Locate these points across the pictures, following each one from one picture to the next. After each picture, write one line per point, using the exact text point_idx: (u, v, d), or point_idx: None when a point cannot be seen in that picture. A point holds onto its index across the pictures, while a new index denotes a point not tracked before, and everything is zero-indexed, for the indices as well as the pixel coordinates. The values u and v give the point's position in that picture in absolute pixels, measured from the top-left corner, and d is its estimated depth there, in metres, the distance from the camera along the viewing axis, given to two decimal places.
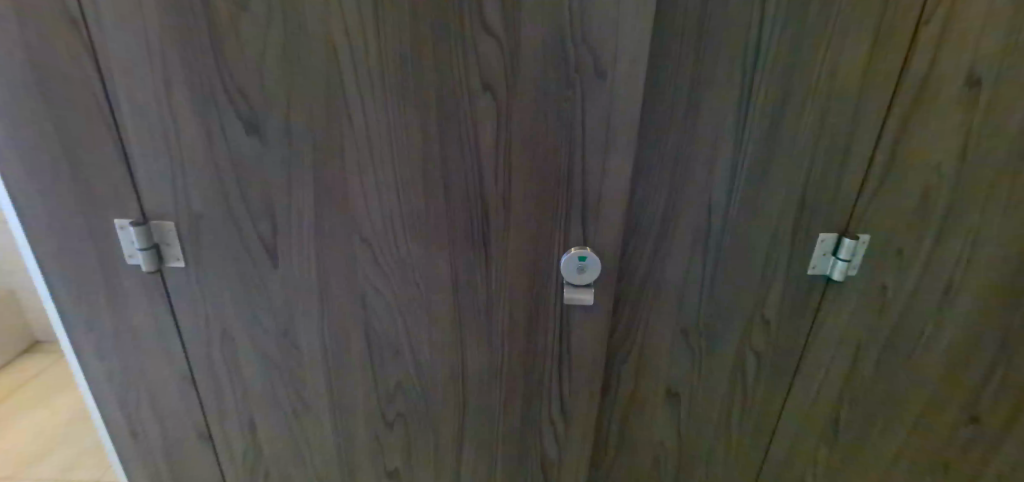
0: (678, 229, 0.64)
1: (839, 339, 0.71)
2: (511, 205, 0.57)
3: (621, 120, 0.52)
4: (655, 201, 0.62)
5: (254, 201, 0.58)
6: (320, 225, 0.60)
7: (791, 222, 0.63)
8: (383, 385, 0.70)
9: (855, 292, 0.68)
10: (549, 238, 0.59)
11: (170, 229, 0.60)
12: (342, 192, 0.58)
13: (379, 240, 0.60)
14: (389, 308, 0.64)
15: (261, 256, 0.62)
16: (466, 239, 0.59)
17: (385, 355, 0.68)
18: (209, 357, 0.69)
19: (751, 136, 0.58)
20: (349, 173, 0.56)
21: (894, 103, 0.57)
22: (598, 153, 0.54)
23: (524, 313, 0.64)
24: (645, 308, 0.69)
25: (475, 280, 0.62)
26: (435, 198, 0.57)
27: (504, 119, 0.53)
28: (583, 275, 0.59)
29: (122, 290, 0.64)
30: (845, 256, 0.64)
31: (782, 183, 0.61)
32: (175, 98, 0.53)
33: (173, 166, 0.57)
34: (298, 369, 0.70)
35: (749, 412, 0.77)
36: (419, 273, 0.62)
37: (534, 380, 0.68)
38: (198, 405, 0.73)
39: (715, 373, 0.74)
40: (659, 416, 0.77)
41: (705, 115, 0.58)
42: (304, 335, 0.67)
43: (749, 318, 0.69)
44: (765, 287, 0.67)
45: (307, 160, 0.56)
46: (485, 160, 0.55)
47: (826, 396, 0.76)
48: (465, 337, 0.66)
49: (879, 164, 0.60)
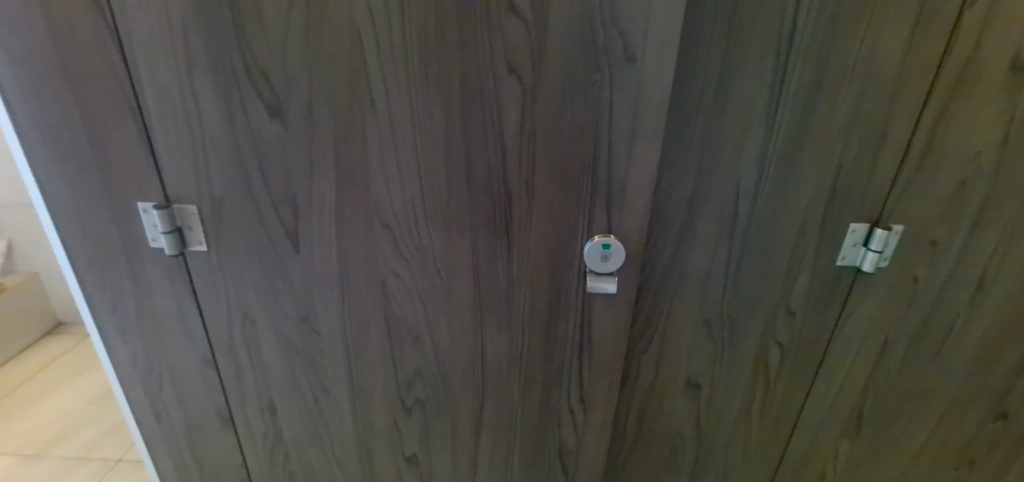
0: (704, 217, 0.62)
1: (866, 331, 0.70)
2: (534, 192, 0.56)
3: (650, 105, 0.51)
4: (680, 189, 0.61)
5: (276, 186, 0.58)
6: (341, 211, 0.59)
7: (821, 212, 0.61)
8: (402, 371, 0.70)
9: (885, 284, 0.66)
10: (572, 226, 0.58)
11: (193, 213, 0.60)
12: (364, 178, 0.57)
13: (400, 226, 0.60)
14: (409, 295, 0.64)
15: (282, 241, 0.62)
16: (487, 226, 0.59)
17: (404, 341, 0.68)
18: (230, 342, 0.70)
19: (781, 122, 0.57)
20: (372, 158, 0.56)
21: (932, 88, 0.54)
22: (624, 138, 0.52)
23: (545, 301, 0.63)
24: (667, 297, 0.68)
25: (496, 268, 0.61)
26: (457, 183, 0.57)
27: (529, 103, 0.52)
28: (606, 263, 0.58)
29: (145, 273, 0.65)
30: (876, 247, 0.62)
31: (813, 171, 0.59)
32: (197, 82, 0.53)
33: (195, 150, 0.57)
34: (318, 355, 0.70)
35: (770, 404, 0.76)
36: (440, 259, 0.61)
37: (554, 368, 0.68)
38: (220, 388, 0.74)
39: (736, 364, 0.73)
40: (679, 407, 0.77)
41: (734, 100, 0.56)
42: (324, 321, 0.67)
43: (774, 309, 0.68)
44: (791, 277, 0.66)
45: (329, 145, 0.56)
46: (509, 146, 0.54)
47: (849, 390, 0.75)
48: (485, 325, 0.65)
49: (915, 152, 0.58)
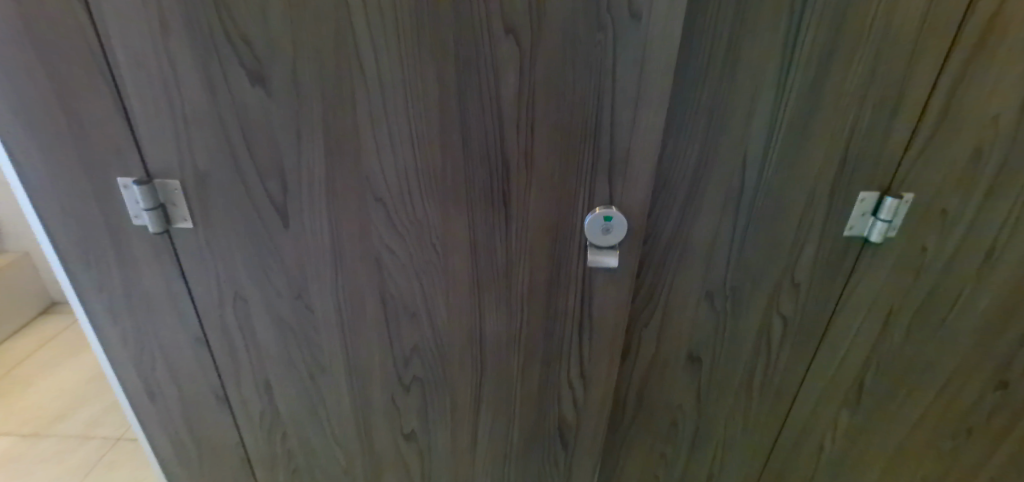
0: (709, 188, 0.60)
1: (871, 303, 0.69)
2: (533, 162, 0.54)
3: (656, 67, 0.48)
4: (685, 158, 0.59)
5: (263, 158, 0.56)
6: (332, 184, 0.57)
7: (830, 180, 0.59)
8: (399, 348, 0.69)
9: (892, 255, 0.64)
10: (573, 197, 0.56)
11: (176, 189, 0.58)
12: (354, 148, 0.54)
13: (393, 199, 0.57)
14: (404, 271, 0.62)
15: (271, 217, 0.59)
16: (485, 198, 0.56)
17: (401, 319, 0.66)
18: (223, 321, 0.68)
19: (793, 86, 0.54)
20: (362, 127, 0.53)
21: (954, 48, 0.52)
22: (629, 104, 0.50)
23: (544, 276, 0.61)
24: (670, 271, 0.66)
25: (495, 242, 0.59)
26: (453, 153, 0.54)
27: (528, 67, 0.49)
28: (608, 236, 0.56)
29: (130, 251, 0.62)
30: (886, 217, 0.60)
31: (824, 138, 0.57)
32: (173, 46, 0.49)
33: (175, 121, 0.53)
34: (313, 334, 0.69)
35: (772, 377, 0.75)
36: (436, 233, 0.59)
37: (554, 344, 0.67)
38: (215, 368, 0.73)
39: (739, 337, 0.72)
40: (679, 380, 0.76)
41: (745, 62, 0.53)
42: (318, 299, 0.65)
43: (778, 282, 0.67)
44: (797, 249, 0.64)
45: (317, 114, 0.53)
46: (507, 114, 0.51)
47: (851, 362, 0.74)
48: (483, 301, 0.64)
49: (931, 117, 0.55)
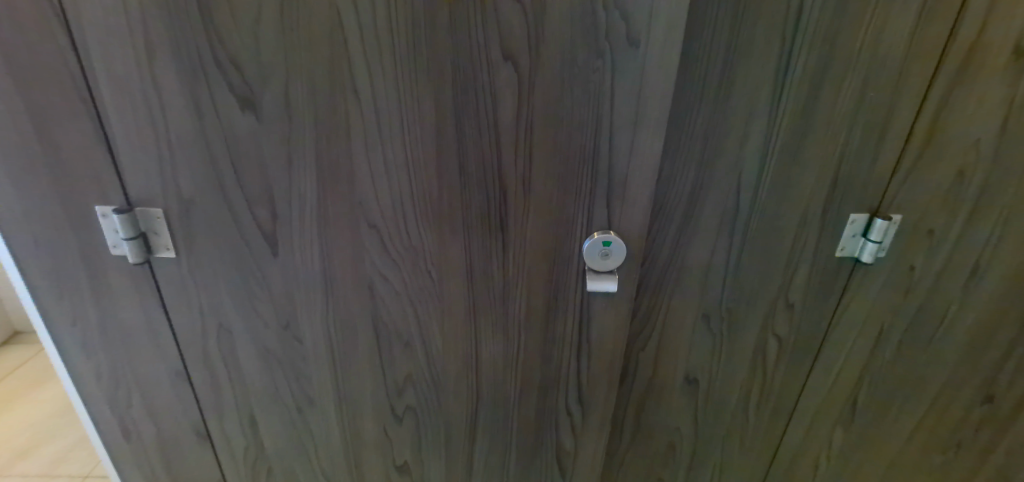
0: (705, 209, 0.60)
1: (863, 320, 0.69)
2: (531, 186, 0.53)
3: (654, 93, 0.48)
4: (681, 181, 0.59)
5: (251, 185, 0.54)
6: (324, 210, 0.55)
7: (821, 202, 0.60)
8: (392, 379, 0.67)
9: (883, 274, 0.65)
10: (571, 222, 0.55)
11: (158, 217, 0.55)
12: (348, 175, 0.53)
13: (388, 225, 0.56)
14: (398, 298, 0.61)
15: (259, 245, 0.57)
16: (482, 222, 0.55)
17: (394, 347, 0.64)
18: (205, 353, 0.65)
19: (785, 110, 0.55)
20: (356, 154, 0.52)
21: (937, 73, 0.53)
22: (627, 129, 0.50)
23: (543, 301, 0.60)
24: (666, 293, 0.66)
25: (491, 267, 0.58)
26: (450, 178, 0.53)
27: (526, 93, 0.48)
28: (606, 261, 0.56)
29: (108, 282, 0.59)
30: (876, 237, 0.61)
31: (815, 160, 0.58)
32: (160, 71, 0.48)
33: (160, 146, 0.51)
34: (301, 364, 0.66)
35: (767, 397, 0.75)
36: (432, 260, 0.58)
37: (552, 369, 0.66)
38: (195, 403, 0.69)
39: (735, 358, 0.72)
40: (676, 403, 0.75)
41: (739, 88, 0.54)
42: (307, 328, 0.63)
43: (773, 302, 0.67)
44: (790, 269, 0.65)
45: (309, 140, 0.51)
46: (504, 139, 0.51)
47: (845, 379, 0.75)
48: (479, 327, 0.62)
49: (917, 140, 0.57)
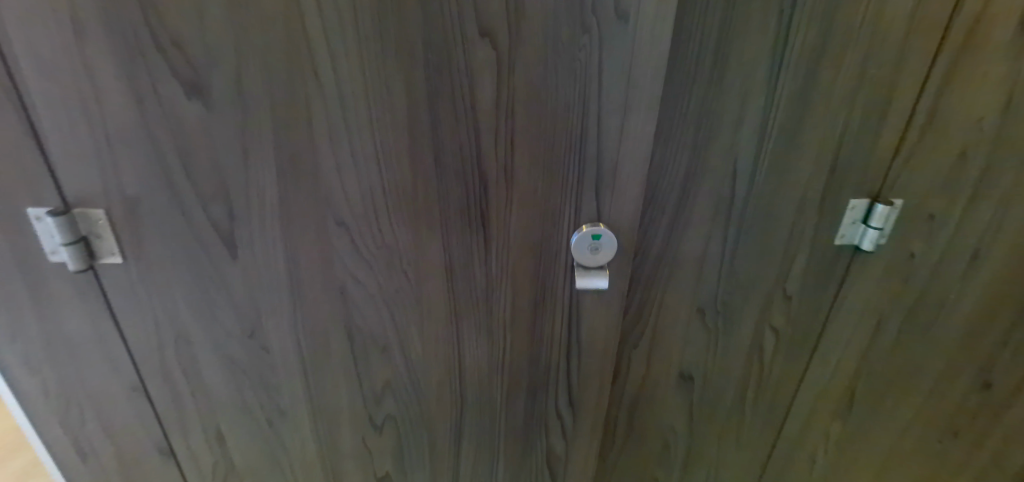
0: (699, 199, 0.57)
1: (861, 311, 0.67)
2: (513, 176, 0.49)
3: (645, 72, 0.44)
4: (674, 169, 0.55)
5: (204, 181, 0.48)
6: (286, 208, 0.50)
7: (820, 188, 0.57)
8: (369, 387, 0.62)
9: (882, 262, 0.63)
10: (557, 215, 0.51)
11: (100, 219, 0.50)
12: (311, 168, 0.48)
13: (358, 223, 0.51)
14: (373, 302, 0.56)
15: (217, 248, 0.52)
16: (461, 217, 0.51)
17: (371, 353, 0.60)
18: (163, 366, 0.59)
19: (783, 91, 0.51)
20: (320, 144, 0.47)
21: (940, 50, 0.51)
22: (616, 113, 0.46)
23: (529, 300, 0.57)
24: (659, 288, 0.62)
25: (473, 265, 0.54)
26: (424, 170, 0.49)
27: (506, 74, 0.44)
28: (596, 255, 0.52)
29: (48, 292, 0.54)
30: (876, 224, 0.59)
31: (814, 144, 0.55)
32: (91, 54, 0.42)
33: (97, 139, 0.46)
34: (270, 375, 0.61)
35: (764, 391, 0.73)
36: (408, 258, 0.53)
37: (541, 372, 0.62)
38: (155, 419, 0.64)
39: (731, 353, 0.69)
40: (671, 401, 0.72)
41: (735, 67, 0.50)
42: (274, 336, 0.58)
43: (769, 294, 0.64)
44: (788, 259, 0.62)
45: (266, 130, 0.46)
46: (483, 125, 0.47)
47: (843, 371, 0.72)
48: (462, 329, 0.58)
49: (919, 120, 0.54)
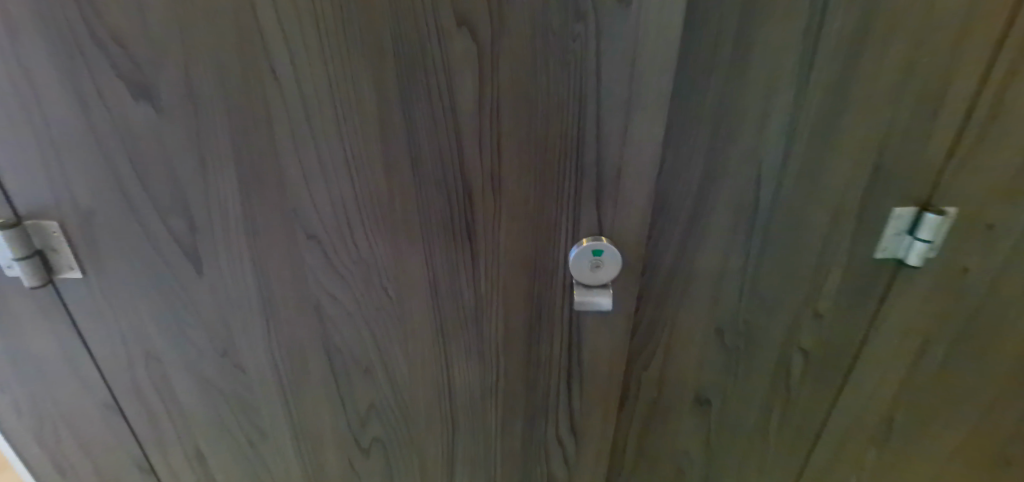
0: (717, 207, 0.50)
1: (904, 331, 0.59)
2: (501, 185, 0.43)
3: (652, 64, 0.37)
4: (689, 174, 0.48)
5: (160, 191, 0.44)
6: (251, 220, 0.45)
7: (859, 195, 0.50)
8: (353, 409, 0.57)
9: (929, 277, 0.55)
10: (552, 227, 0.45)
11: (54, 232, 0.46)
12: (276, 176, 0.43)
13: (331, 236, 0.46)
14: (352, 321, 0.51)
15: (180, 262, 0.48)
16: (444, 230, 0.46)
17: (353, 375, 0.55)
18: (135, 385, 0.56)
19: (818, 83, 0.44)
20: (284, 150, 0.42)
21: (1011, 31, 0.42)
22: (618, 112, 0.40)
23: (523, 320, 0.51)
24: (671, 306, 0.56)
25: (460, 282, 0.48)
26: (401, 177, 0.43)
27: (488, 69, 0.38)
28: (598, 272, 0.46)
29: (10, 307, 0.50)
30: (925, 235, 0.51)
31: (853, 145, 0.47)
32: (25, 52, 0.38)
33: (43, 146, 0.42)
34: (247, 395, 0.57)
35: (791, 416, 0.65)
36: (388, 276, 0.48)
37: (538, 397, 0.56)
38: (133, 437, 0.60)
39: (753, 375, 0.62)
40: (686, 426, 0.66)
41: (760, 56, 0.42)
42: (248, 356, 0.53)
43: (797, 312, 0.57)
44: (820, 274, 0.54)
45: (223, 135, 0.41)
46: (464, 127, 0.41)
47: (880, 396, 0.65)
48: (450, 351, 0.53)
49: (980, 115, 0.46)
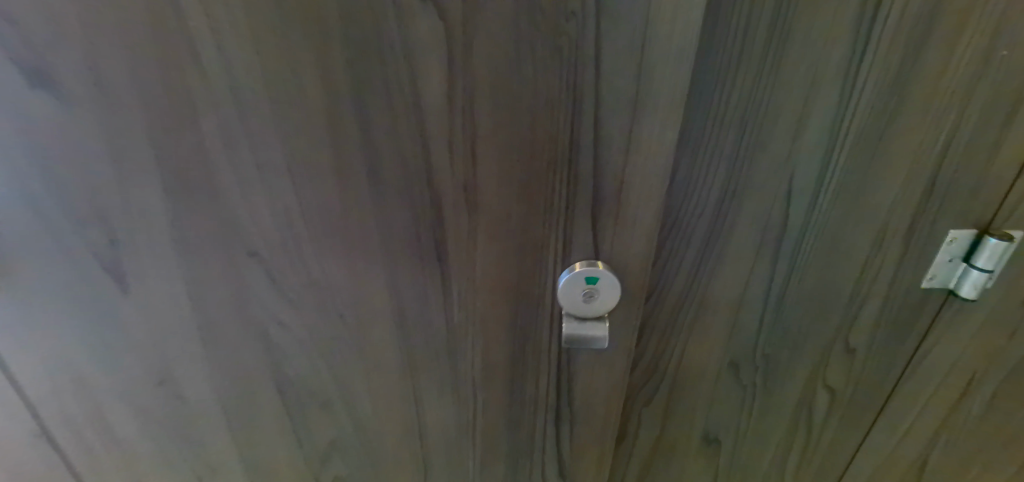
0: (737, 226, 0.42)
1: (947, 371, 0.51)
2: (478, 199, 0.36)
3: (668, 55, 0.30)
4: (705, 189, 0.40)
5: (71, 198, 0.37)
6: (180, 232, 0.38)
7: (908, 215, 0.42)
8: (312, 444, 0.50)
9: (982, 311, 0.47)
10: (539, 249, 0.38)
11: None
12: (206, 183, 0.36)
13: (276, 254, 0.39)
14: (306, 350, 0.44)
15: (103, 280, 0.41)
16: (410, 250, 0.38)
17: (309, 408, 0.48)
18: (64, 412, 0.49)
19: (868, 81, 0.36)
20: (214, 153, 0.34)
21: None
22: (621, 114, 0.32)
23: (505, 354, 0.43)
24: (679, 337, 0.48)
25: (430, 309, 0.41)
26: (356, 187, 0.36)
27: (461, 57, 0.30)
28: (592, 303, 0.39)
29: None
30: (984, 264, 0.43)
31: (905, 156, 0.39)
32: None
33: None
34: (190, 426, 0.50)
35: (811, 458, 0.58)
36: (346, 300, 0.41)
37: (523, 437, 0.49)
38: (66, 467, 0.54)
39: (770, 414, 0.54)
40: (691, 466, 0.58)
41: (801, 48, 0.34)
42: (188, 385, 0.46)
43: (826, 347, 0.49)
44: (855, 305, 0.47)
45: (140, 133, 0.34)
46: (431, 128, 0.33)
47: (915, 439, 0.57)
48: (421, 385, 0.46)
49: None
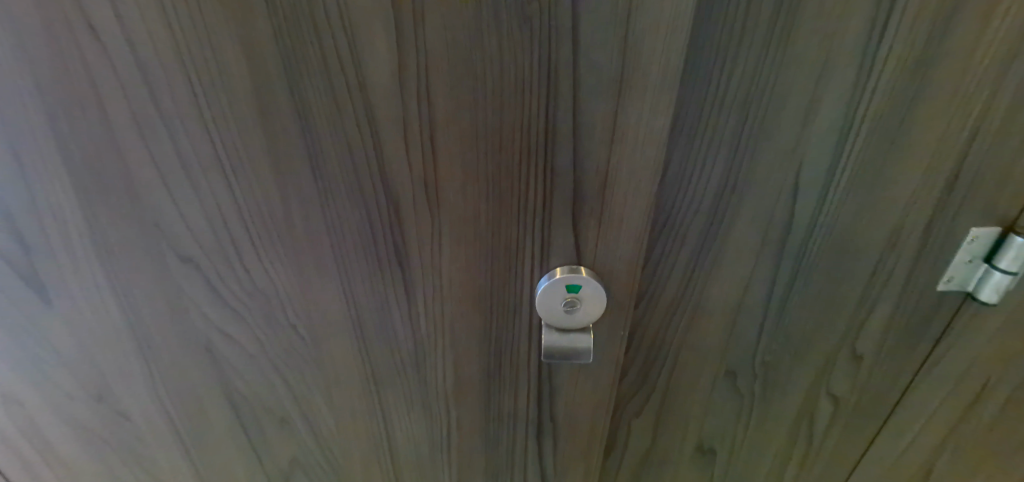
0: (736, 225, 0.38)
1: (958, 377, 0.48)
2: (440, 197, 0.31)
3: (658, 30, 0.25)
4: (701, 185, 0.36)
5: None
6: (103, 237, 0.33)
7: (927, 212, 0.38)
8: (272, 461, 0.46)
9: (1001, 316, 0.43)
10: (513, 253, 0.33)
11: None
12: (126, 180, 0.31)
13: (215, 261, 0.34)
14: (258, 364, 0.39)
15: (22, 290, 0.36)
16: (367, 255, 0.34)
17: (266, 424, 0.43)
18: None
19: (889, 61, 0.31)
20: (131, 146, 0.30)
21: None
22: (604, 100, 0.27)
23: (478, 367, 0.39)
24: (671, 345, 0.44)
25: (392, 320, 0.37)
26: (301, 184, 0.31)
27: (411, 32, 0.25)
28: (574, 313, 0.34)
29: None
30: (1008, 265, 0.39)
31: (925, 147, 0.35)
32: None
33: None
34: (137, 443, 0.45)
35: (810, 467, 0.54)
36: (298, 310, 0.36)
37: (501, 453, 0.45)
38: None
39: (769, 423, 0.50)
40: (683, 476, 0.55)
41: (814, 23, 0.29)
42: (131, 401, 0.42)
43: (831, 353, 0.45)
44: (863, 309, 0.43)
45: (41, 122, 0.29)
46: (382, 116, 0.28)
47: (921, 447, 0.53)
48: (387, 399, 0.41)
49: None
